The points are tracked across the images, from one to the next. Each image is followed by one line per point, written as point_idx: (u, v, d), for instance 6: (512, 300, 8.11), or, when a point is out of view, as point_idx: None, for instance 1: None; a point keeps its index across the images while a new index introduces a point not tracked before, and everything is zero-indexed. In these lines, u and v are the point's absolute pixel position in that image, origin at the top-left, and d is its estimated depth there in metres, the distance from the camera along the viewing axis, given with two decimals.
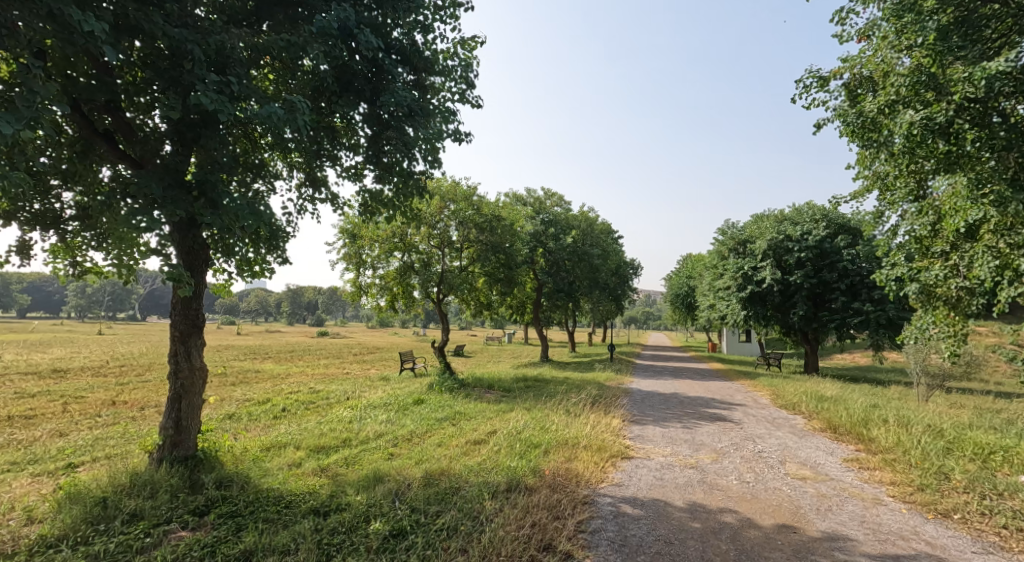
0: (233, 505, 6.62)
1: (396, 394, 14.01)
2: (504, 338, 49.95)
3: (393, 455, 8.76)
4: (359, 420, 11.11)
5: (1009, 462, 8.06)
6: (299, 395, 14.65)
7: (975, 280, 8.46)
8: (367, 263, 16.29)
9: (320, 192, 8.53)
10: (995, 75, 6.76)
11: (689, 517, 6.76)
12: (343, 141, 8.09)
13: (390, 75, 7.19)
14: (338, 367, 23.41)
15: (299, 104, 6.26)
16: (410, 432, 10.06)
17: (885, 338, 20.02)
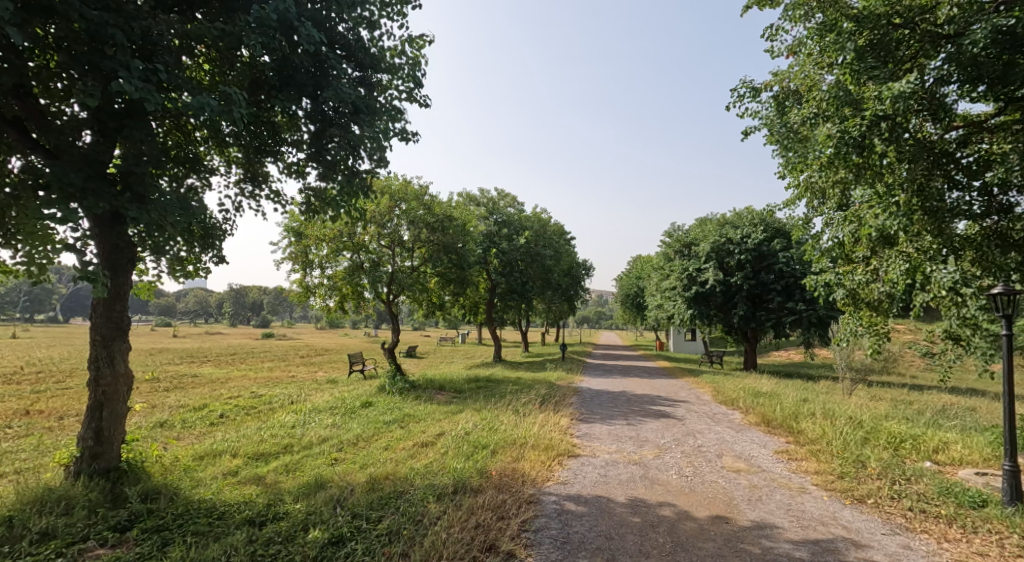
0: (159, 520, 6.36)
1: (344, 397, 13.75)
2: (457, 339, 49.74)
3: (337, 460, 8.61)
4: (303, 425, 10.86)
5: (917, 450, 8.68)
6: (239, 399, 14.23)
7: (892, 284, 9.03)
8: (314, 263, 16.01)
9: (260, 188, 8.28)
10: (902, 95, 7.11)
11: (630, 512, 6.98)
12: (286, 137, 7.79)
13: (335, 71, 7.04)
14: (282, 370, 22.79)
15: (234, 96, 6.06)
16: (357, 436, 9.90)
17: (815, 336, 21.15)
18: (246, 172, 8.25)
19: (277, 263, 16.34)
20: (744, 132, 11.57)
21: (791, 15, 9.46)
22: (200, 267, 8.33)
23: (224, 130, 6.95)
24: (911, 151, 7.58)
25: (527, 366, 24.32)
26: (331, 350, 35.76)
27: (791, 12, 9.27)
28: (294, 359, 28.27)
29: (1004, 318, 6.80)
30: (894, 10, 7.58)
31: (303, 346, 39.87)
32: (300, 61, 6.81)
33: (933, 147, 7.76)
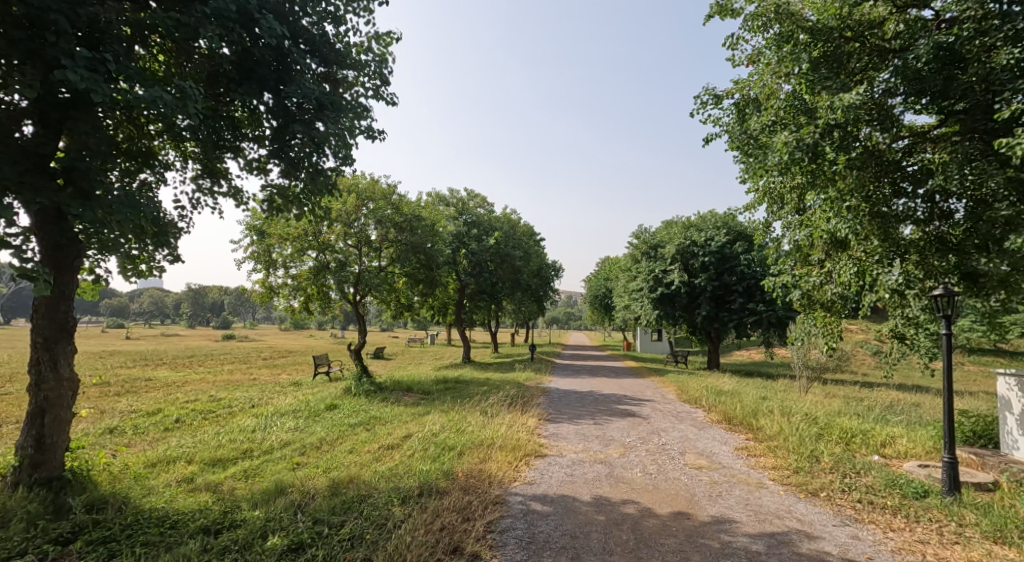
0: (106, 530, 6.18)
1: (307, 400, 13.57)
2: (427, 340, 49.45)
3: (299, 465, 8.49)
4: (264, 429, 10.68)
5: (866, 445, 9.06)
6: (197, 403, 13.86)
7: (844, 285, 9.39)
8: (278, 263, 15.75)
9: (219, 184, 8.06)
10: (852, 105, 7.48)
11: (595, 510, 7.09)
12: (247, 132, 7.63)
13: (299, 66, 6.92)
14: (243, 372, 22.28)
15: (189, 89, 5.92)
16: (320, 439, 9.79)
17: (775, 336, 21.80)
18: (204, 168, 8.03)
19: (239, 263, 16.03)
20: (705, 139, 11.80)
21: (750, 25, 9.65)
22: (154, 265, 7.98)
23: (180, 124, 6.78)
24: (862, 158, 7.90)
25: (496, 367, 24.36)
26: (296, 352, 35.04)
27: (750, 23, 9.43)
28: (256, 362, 27.70)
29: (944, 318, 7.15)
30: (845, 25, 7.99)
31: (266, 348, 38.96)
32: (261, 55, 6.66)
33: (882, 155, 8.11)
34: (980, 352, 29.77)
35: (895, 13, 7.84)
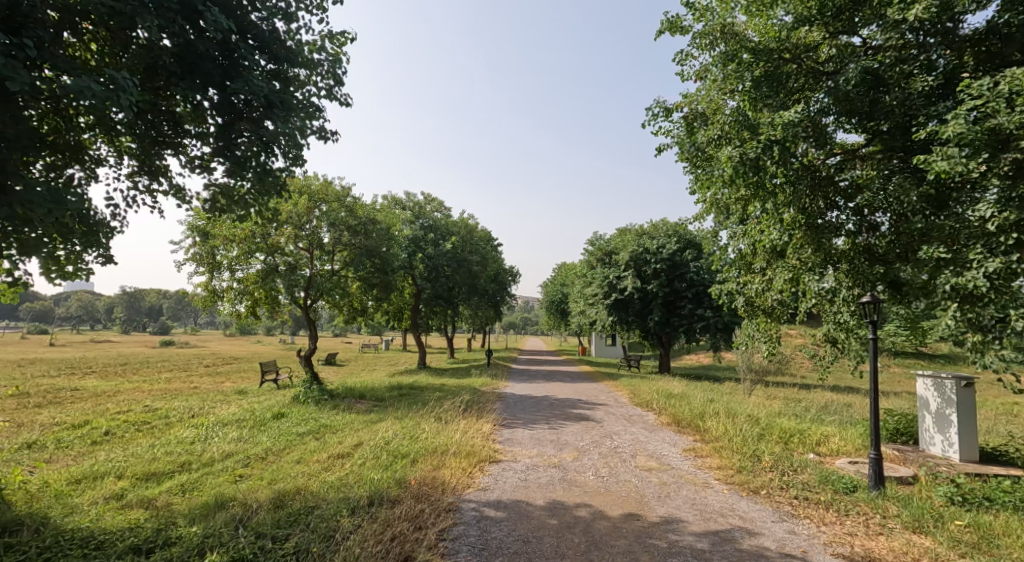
0: (22, 554, 5.87)
1: (253, 408, 13.22)
2: (381, 345, 48.83)
3: (242, 477, 8.26)
4: (204, 440, 10.34)
5: (803, 444, 9.56)
6: (131, 414, 13.29)
7: (783, 292, 9.89)
8: (223, 265, 15.37)
9: (159, 182, 7.57)
10: (791, 123, 7.95)
11: (548, 514, 7.22)
12: (188, 128, 7.36)
13: (248, 63, 6.77)
14: (184, 380, 21.47)
15: (123, 80, 5.71)
16: (265, 450, 9.56)
17: (722, 341, 22.63)
18: (141, 165, 7.55)
19: (180, 264, 15.59)
20: (658, 149, 12.18)
21: (698, 43, 9.99)
22: (81, 267, 7.48)
23: (115, 117, 6.51)
24: (796, 174, 8.47)
25: (451, 372, 24.31)
26: (242, 359, 33.97)
27: (698, 41, 9.79)
28: (197, 370, 26.69)
29: (871, 323, 7.67)
30: (784, 47, 8.67)
31: (211, 354, 37.64)
32: (206, 48, 6.45)
33: (817, 170, 8.69)
34: (904, 356, 31.88)
35: (828, 38, 8.41)
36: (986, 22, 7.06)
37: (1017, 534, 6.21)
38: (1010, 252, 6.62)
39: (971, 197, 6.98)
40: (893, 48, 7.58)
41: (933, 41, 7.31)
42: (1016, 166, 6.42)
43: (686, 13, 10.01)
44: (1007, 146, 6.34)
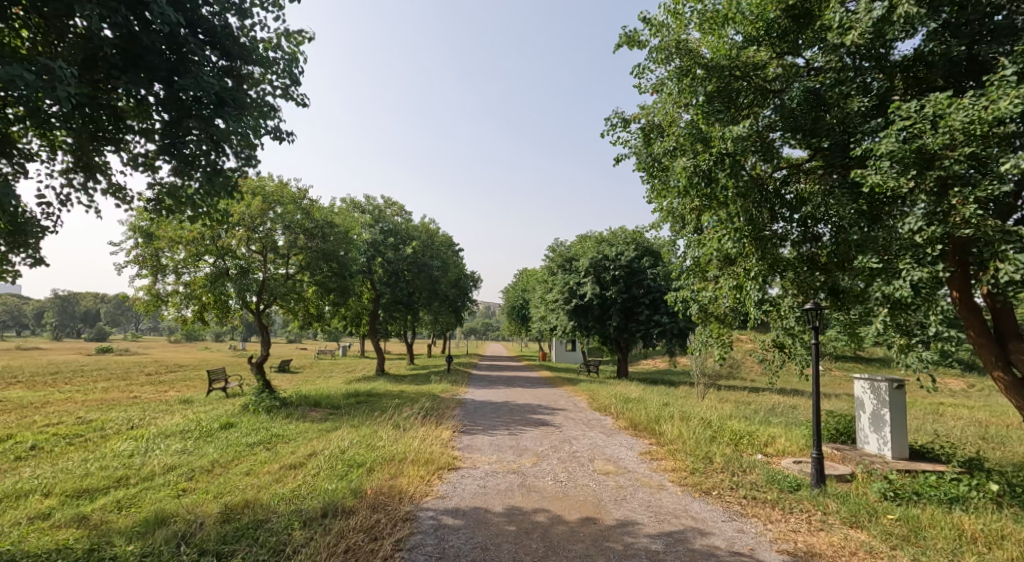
0: None
1: (198, 419, 12.79)
2: (338, 351, 47.95)
3: (185, 492, 7.97)
4: (143, 453, 9.93)
5: (752, 445, 9.93)
6: (62, 427, 12.64)
7: (733, 299, 10.26)
8: (168, 268, 14.86)
9: (97, 179, 7.28)
10: (741, 137, 8.29)
11: (506, 521, 7.27)
12: (130, 123, 7.09)
13: (198, 58, 6.59)
14: (124, 390, 20.56)
15: (60, 72, 5.48)
16: (211, 462, 9.26)
17: (677, 346, 23.22)
18: (76, 161, 7.28)
19: (121, 267, 14.96)
20: (616, 159, 12.44)
21: (654, 58, 10.21)
22: (7, 269, 7.10)
23: (50, 110, 6.21)
24: (746, 186, 8.88)
25: (410, 379, 24.08)
26: (187, 366, 32.65)
27: (654, 55, 9.97)
28: (137, 378, 25.55)
29: (814, 329, 8.07)
30: (735, 65, 8.83)
31: (155, 362, 36.19)
32: (151, 41, 6.22)
33: (764, 183, 9.12)
34: (844, 360, 33.45)
35: (775, 57, 8.75)
36: (913, 50, 7.60)
37: (942, 525, 6.62)
38: (936, 262, 7.10)
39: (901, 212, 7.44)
40: (832, 69, 8.10)
41: (868, 65, 7.82)
42: (940, 184, 6.76)
43: (644, 28, 10.28)
44: (932, 166, 6.75)
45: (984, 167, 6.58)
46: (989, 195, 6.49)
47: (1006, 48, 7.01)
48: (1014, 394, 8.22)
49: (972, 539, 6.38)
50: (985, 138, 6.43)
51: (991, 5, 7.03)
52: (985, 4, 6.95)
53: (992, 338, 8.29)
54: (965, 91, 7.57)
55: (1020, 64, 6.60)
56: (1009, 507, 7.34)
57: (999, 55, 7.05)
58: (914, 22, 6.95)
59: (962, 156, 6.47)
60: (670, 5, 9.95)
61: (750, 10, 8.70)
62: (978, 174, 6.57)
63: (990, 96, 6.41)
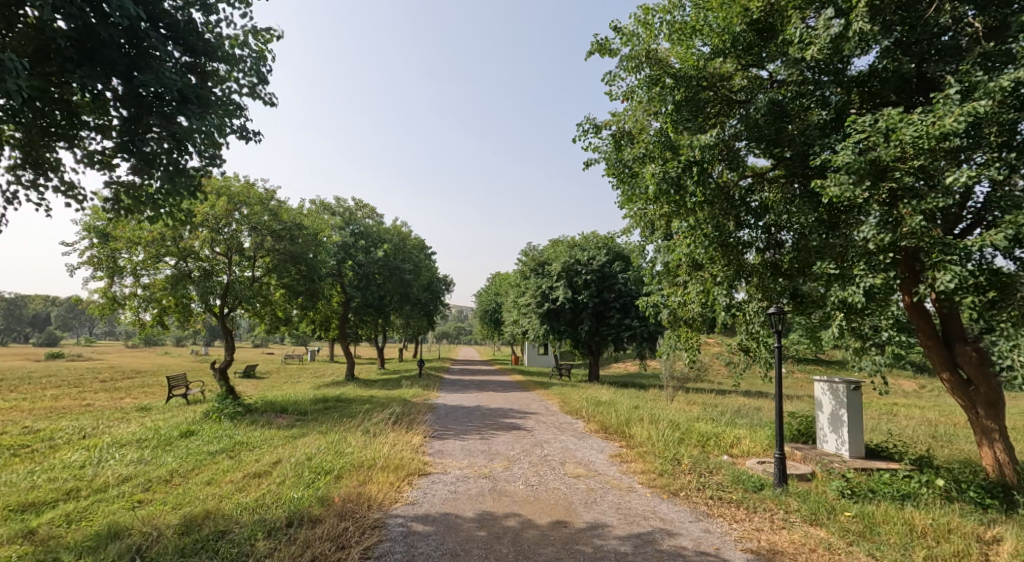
0: None
1: (156, 426, 12.42)
2: (307, 356, 47.17)
3: (141, 503, 7.73)
4: (96, 464, 9.58)
5: (718, 446, 10.15)
6: (9, 437, 12.13)
7: (701, 304, 10.49)
8: (125, 270, 14.46)
9: (49, 177, 7.03)
10: (707, 146, 8.51)
11: (476, 526, 7.26)
12: (86, 119, 6.87)
13: (159, 53, 6.45)
14: (78, 397, 19.84)
15: (11, 64, 5.29)
16: (170, 471, 9.00)
17: (647, 349, 23.53)
18: (26, 156, 7.06)
19: (74, 268, 14.48)
20: (587, 164, 12.58)
21: (624, 66, 10.31)
22: None
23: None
24: (713, 194, 9.23)
25: (380, 384, 23.84)
26: (146, 372, 31.66)
27: (624, 63, 10.08)
28: (91, 385, 24.63)
29: (776, 332, 8.34)
30: (702, 75, 9.12)
31: (113, 367, 35.00)
32: (108, 35, 6.06)
33: (730, 192, 9.37)
34: (806, 363, 34.41)
35: (740, 70, 9.05)
36: (869, 65, 7.84)
37: (895, 521, 6.87)
38: (888, 269, 7.41)
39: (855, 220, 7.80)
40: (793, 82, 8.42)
41: (827, 79, 8.11)
42: (892, 196, 7.16)
43: (614, 37, 10.44)
44: (885, 177, 7.14)
45: (931, 179, 6.87)
46: (935, 208, 6.75)
47: (953, 66, 7.39)
48: (959, 394, 8.63)
49: (922, 533, 6.64)
50: (931, 151, 6.75)
51: (938, 27, 7.49)
52: (934, 26, 7.45)
53: (940, 341, 8.66)
54: (915, 107, 8.04)
55: (965, 82, 6.97)
56: (957, 502, 7.67)
57: (946, 73, 7.43)
58: (868, 39, 7.32)
59: (911, 168, 6.80)
60: (640, 15, 10.12)
61: (716, 22, 8.90)
62: (926, 187, 6.84)
63: (937, 112, 6.64)
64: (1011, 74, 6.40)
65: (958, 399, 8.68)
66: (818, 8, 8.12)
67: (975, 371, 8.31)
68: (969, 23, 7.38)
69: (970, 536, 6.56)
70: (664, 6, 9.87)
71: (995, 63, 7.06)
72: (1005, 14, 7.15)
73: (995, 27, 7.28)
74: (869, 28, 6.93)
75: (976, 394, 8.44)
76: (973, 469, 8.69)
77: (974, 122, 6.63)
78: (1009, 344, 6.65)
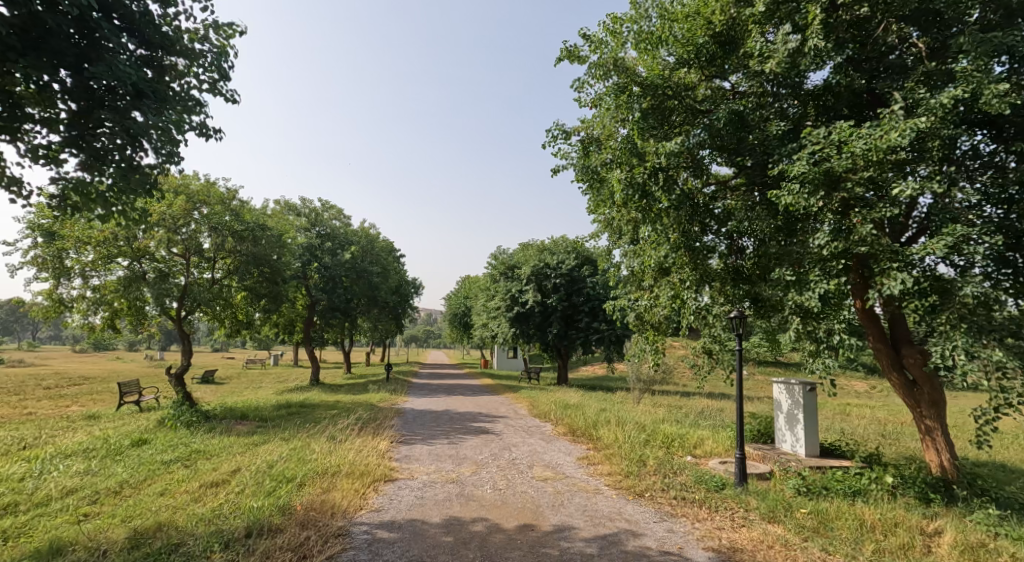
0: None
1: (106, 435, 11.94)
2: (270, 360, 46.10)
3: (87, 517, 7.41)
4: (38, 476, 9.13)
5: (682, 447, 10.32)
6: None
7: (668, 308, 10.65)
8: (73, 272, 13.94)
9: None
10: (672, 153, 8.67)
11: (443, 531, 7.20)
12: (30, 112, 6.56)
13: (111, 44, 6.24)
14: (22, 405, 18.94)
15: None
16: (120, 482, 8.66)
17: (615, 353, 23.76)
18: None
19: (17, 269, 13.86)
20: (556, 169, 12.66)
21: (593, 73, 10.41)
22: None
23: None
24: (678, 199, 9.13)
25: (345, 388, 23.45)
26: (96, 378, 30.43)
27: (593, 70, 10.16)
28: (33, 392, 23.52)
29: (737, 335, 8.54)
30: (667, 84, 9.28)
31: (61, 373, 33.52)
32: (55, 24, 5.84)
33: (695, 199, 9.46)
34: (767, 365, 35.25)
35: (704, 80, 9.26)
36: (823, 80, 8.12)
37: (846, 516, 7.09)
38: (840, 275, 7.66)
39: (811, 228, 8.01)
40: (754, 94, 8.70)
41: (785, 92, 8.45)
42: (844, 205, 7.40)
43: (584, 44, 10.54)
44: (837, 187, 7.35)
45: (880, 190, 7.18)
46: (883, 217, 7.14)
47: (900, 83, 7.74)
48: (904, 393, 8.98)
49: (871, 528, 6.87)
50: (880, 163, 7.00)
51: (887, 46, 7.88)
52: (882, 44, 7.87)
53: (889, 343, 9.02)
54: (864, 121, 8.23)
55: (910, 98, 7.30)
56: (903, 497, 7.98)
57: (893, 88, 7.74)
58: (823, 55, 7.65)
59: (861, 180, 7.05)
60: (609, 23, 10.26)
61: (680, 32, 9.14)
62: (875, 198, 7.20)
63: (885, 126, 6.89)
64: (950, 92, 6.70)
65: (904, 398, 9.04)
66: (776, 23, 8.23)
67: (919, 373, 8.64)
68: (913, 41, 7.74)
69: (914, 528, 6.82)
70: (632, 15, 10.02)
71: (937, 81, 7.45)
72: (945, 36, 7.61)
73: (936, 48, 7.69)
74: (824, 45, 7.25)
75: (920, 394, 8.79)
76: (918, 466, 9.01)
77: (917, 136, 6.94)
78: (948, 345, 6.94)
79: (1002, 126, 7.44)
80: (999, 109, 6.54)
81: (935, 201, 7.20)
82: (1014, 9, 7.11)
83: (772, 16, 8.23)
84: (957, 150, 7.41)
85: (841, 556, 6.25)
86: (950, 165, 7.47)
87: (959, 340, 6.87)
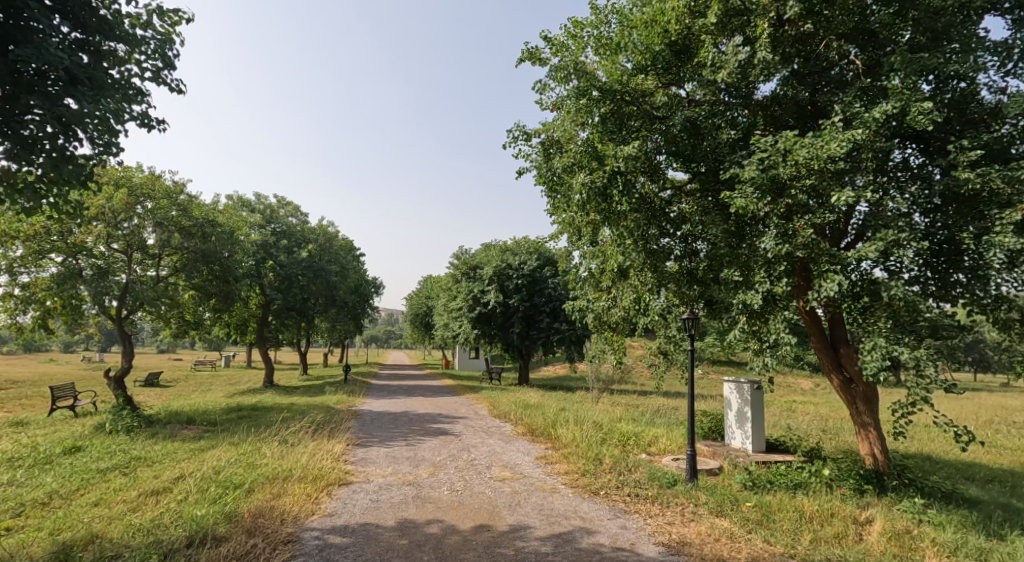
0: None
1: (35, 443, 11.25)
2: (222, 363, 44.49)
3: (10, 531, 6.94)
4: None
5: (637, 445, 10.46)
6: None
7: (626, 309, 10.75)
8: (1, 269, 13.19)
9: None
10: (630, 157, 8.66)
11: (397, 535, 7.04)
12: None
13: (41, 26, 5.85)
14: None
15: None
16: (50, 493, 8.16)
17: (575, 353, 23.92)
18: None
19: None
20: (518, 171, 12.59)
21: (554, 76, 10.41)
22: None
23: None
24: (637, 204, 9.41)
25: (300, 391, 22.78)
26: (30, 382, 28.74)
27: (553, 73, 10.16)
28: None
29: (689, 335, 8.71)
30: (625, 90, 9.30)
31: None
32: None
33: (651, 202, 9.64)
34: (721, 366, 36.17)
35: (660, 87, 9.25)
36: (772, 91, 8.42)
37: (787, 508, 7.30)
38: (783, 278, 7.91)
39: (759, 231, 8.20)
40: (708, 102, 8.79)
41: (736, 101, 8.63)
42: (789, 211, 7.59)
43: (545, 47, 10.54)
44: (783, 193, 7.54)
45: (820, 198, 7.40)
46: (823, 222, 7.31)
47: (839, 96, 8.02)
48: (841, 391, 9.30)
49: (810, 518, 7.08)
50: (821, 172, 7.19)
51: (828, 61, 8.20)
52: (824, 60, 8.19)
53: (828, 343, 9.33)
54: (808, 131, 8.54)
55: (847, 111, 7.52)
56: (839, 489, 8.27)
57: (833, 101, 8.05)
58: (771, 67, 7.78)
59: (804, 187, 7.24)
60: (570, 27, 10.29)
61: (639, 39, 9.26)
62: (817, 206, 7.42)
63: (825, 137, 7.14)
64: (883, 107, 6.96)
65: (841, 395, 9.36)
66: (729, 35, 8.51)
67: (855, 371, 8.97)
68: (852, 59, 8.23)
69: (848, 518, 7.07)
70: (592, 20, 10.08)
71: (872, 96, 7.72)
72: (880, 55, 7.98)
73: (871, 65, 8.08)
74: (771, 57, 7.42)
75: (856, 391, 9.11)
76: (854, 459, 9.32)
77: (853, 147, 7.17)
78: (870, 343, 7.29)
79: (928, 140, 7.75)
80: (923, 125, 6.82)
81: (870, 209, 7.49)
82: (939, 33, 7.48)
83: (724, 28, 8.43)
84: (889, 161, 7.73)
85: (781, 547, 6.40)
86: (882, 175, 7.73)
87: (880, 338, 7.23)
